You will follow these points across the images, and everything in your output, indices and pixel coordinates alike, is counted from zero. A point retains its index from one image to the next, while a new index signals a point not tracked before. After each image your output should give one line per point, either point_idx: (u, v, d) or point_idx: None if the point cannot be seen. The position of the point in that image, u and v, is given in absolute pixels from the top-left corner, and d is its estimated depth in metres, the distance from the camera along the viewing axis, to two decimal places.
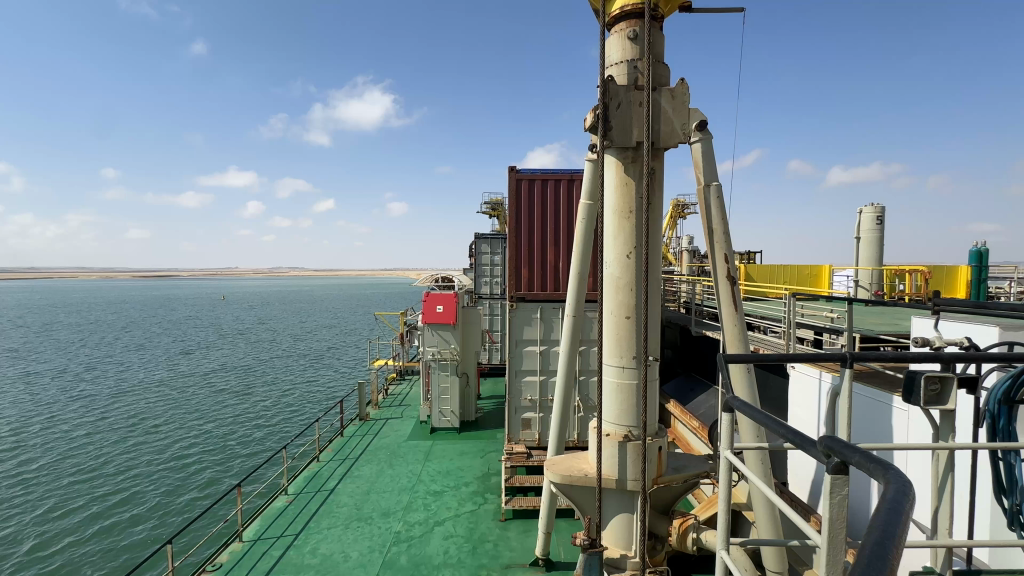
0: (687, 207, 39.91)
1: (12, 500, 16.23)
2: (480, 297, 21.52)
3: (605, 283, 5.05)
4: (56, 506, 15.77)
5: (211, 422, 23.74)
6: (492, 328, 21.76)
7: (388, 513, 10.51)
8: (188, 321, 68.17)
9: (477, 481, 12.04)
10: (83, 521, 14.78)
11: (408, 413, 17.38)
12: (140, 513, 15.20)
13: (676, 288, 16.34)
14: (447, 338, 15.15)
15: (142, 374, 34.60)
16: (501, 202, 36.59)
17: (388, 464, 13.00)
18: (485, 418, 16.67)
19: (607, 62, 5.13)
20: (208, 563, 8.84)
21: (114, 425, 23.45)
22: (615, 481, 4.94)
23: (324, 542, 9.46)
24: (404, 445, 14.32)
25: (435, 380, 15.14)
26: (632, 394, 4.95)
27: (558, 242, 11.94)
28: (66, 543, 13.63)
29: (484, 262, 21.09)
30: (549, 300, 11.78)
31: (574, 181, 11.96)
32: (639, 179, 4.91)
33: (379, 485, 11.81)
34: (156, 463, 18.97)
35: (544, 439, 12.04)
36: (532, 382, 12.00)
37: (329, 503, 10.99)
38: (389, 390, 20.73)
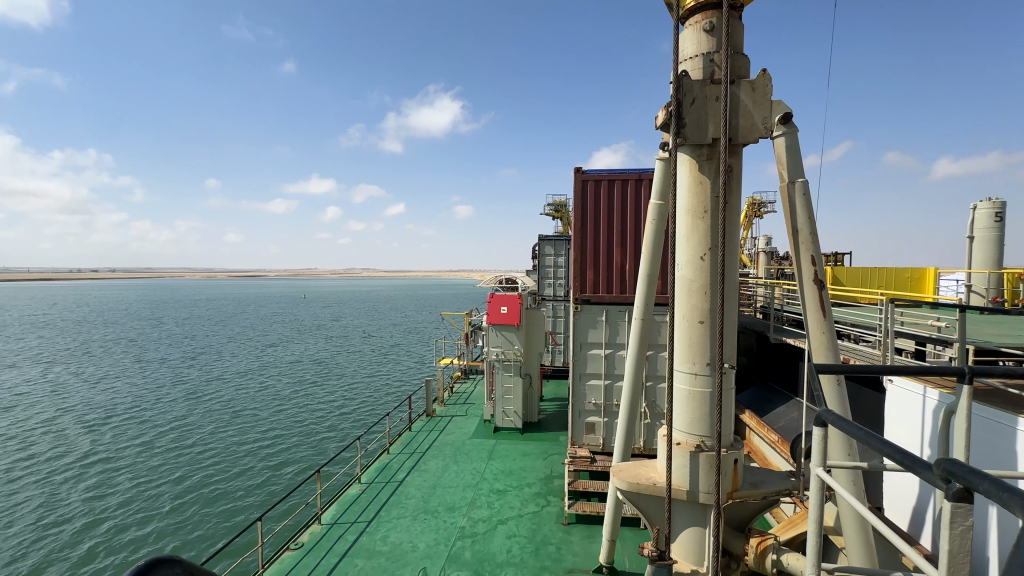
0: (765, 206, 37.37)
1: (134, 466, 18.77)
2: (543, 299, 21.55)
3: (676, 286, 4.86)
4: (170, 477, 17.90)
5: (293, 409, 25.77)
6: (556, 330, 21.60)
7: (454, 508, 10.80)
8: (274, 318, 74.05)
9: (540, 482, 12.03)
10: (189, 494, 16.52)
11: (472, 412, 17.75)
12: (234, 489, 16.82)
13: (752, 291, 15.39)
14: (511, 339, 15.27)
15: (236, 363, 38.33)
16: (565, 203, 36.28)
17: (454, 460, 13.34)
18: (548, 420, 16.66)
19: (680, 57, 4.91)
20: (292, 542, 9.58)
21: (214, 407, 26.23)
22: (685, 491, 4.72)
23: (393, 531, 9.91)
24: (469, 442, 14.64)
25: (499, 380, 15.34)
26: (706, 403, 4.72)
27: (624, 244, 11.67)
28: (175, 511, 15.34)
29: (547, 264, 21.10)
30: (615, 303, 11.54)
31: (642, 181, 11.65)
32: (715, 177, 4.65)
33: (445, 480, 12.18)
34: (247, 443, 20.98)
35: (609, 444, 11.81)
36: (597, 386, 11.80)
37: (398, 494, 11.49)
38: (454, 388, 21.26)
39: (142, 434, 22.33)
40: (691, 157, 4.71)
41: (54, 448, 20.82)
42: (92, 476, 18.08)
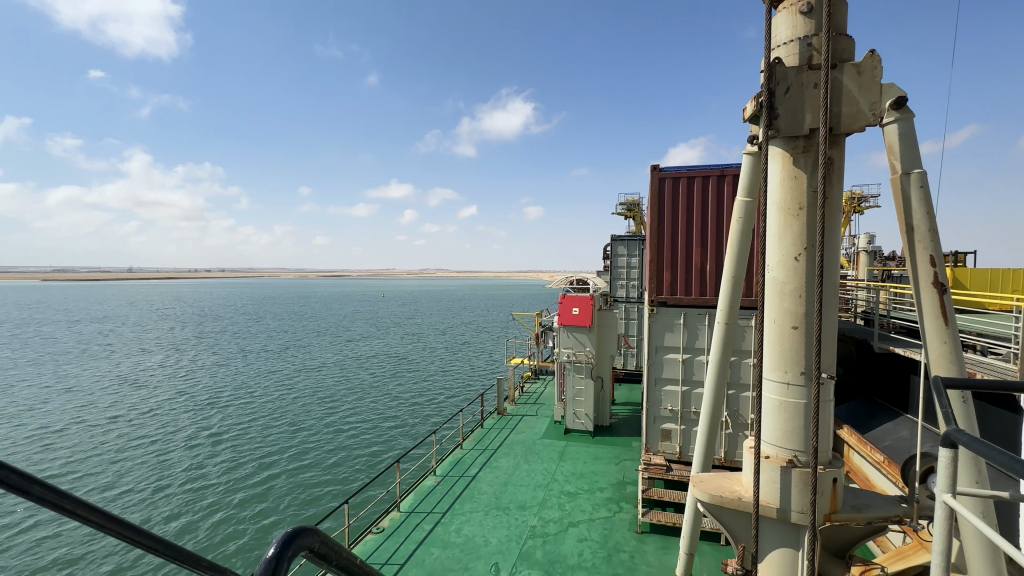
0: (866, 200, 33.73)
1: (241, 446, 20.97)
2: (615, 301, 21.08)
3: (766, 288, 4.54)
4: (270, 456, 19.80)
5: (374, 401, 27.36)
6: (629, 333, 21.02)
7: (525, 507, 10.90)
8: (356, 315, 78.88)
9: (612, 488, 11.80)
10: (286, 473, 18.14)
11: (543, 412, 17.78)
12: (325, 472, 18.15)
13: (851, 295, 13.99)
14: (582, 340, 15.11)
15: (325, 357, 41.49)
16: (638, 203, 35.15)
17: (525, 459, 13.46)
18: (620, 424, 16.28)
19: (772, 44, 4.56)
20: (374, 526, 10.18)
21: (307, 396, 28.63)
22: (775, 509, 4.39)
23: (466, 524, 10.21)
24: (539, 442, 14.69)
25: (570, 382, 15.25)
26: (801, 415, 4.35)
27: (705, 244, 11.11)
28: (275, 489, 16.89)
29: (619, 265, 20.74)
30: (693, 306, 11.01)
31: (725, 177, 11.03)
32: (812, 172, 4.27)
33: (516, 478, 12.32)
34: (334, 430, 22.61)
35: (686, 453, 11.28)
36: (673, 392, 11.33)
37: (471, 489, 11.81)
38: (524, 388, 21.46)
39: (248, 417, 24.91)
40: (784, 150, 4.37)
41: (181, 425, 23.83)
42: (209, 452, 20.49)
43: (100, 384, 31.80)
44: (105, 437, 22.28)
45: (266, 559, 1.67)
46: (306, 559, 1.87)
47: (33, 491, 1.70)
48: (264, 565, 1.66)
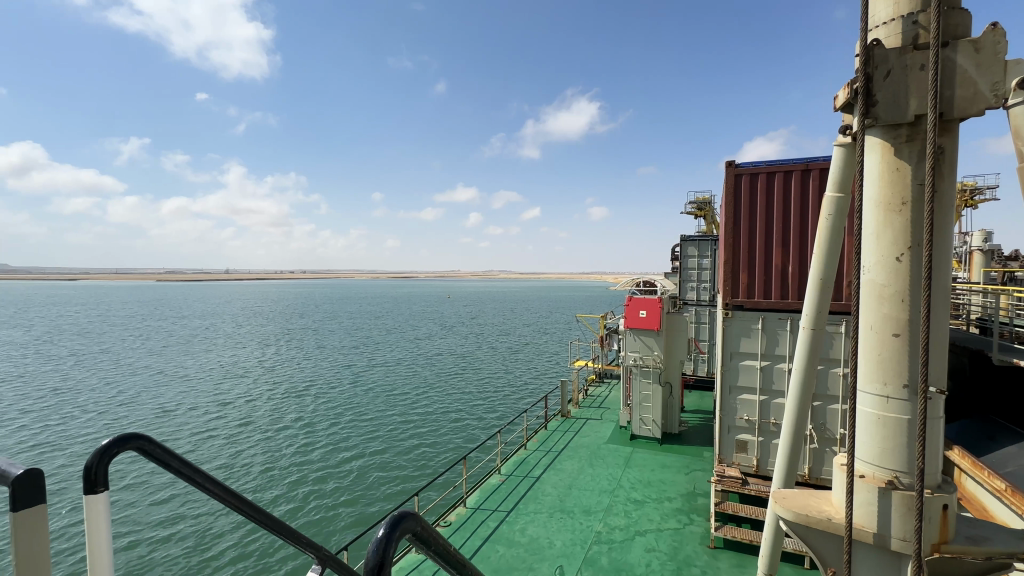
0: (981, 193, 29.79)
1: (320, 434, 22.45)
2: (685, 303, 20.27)
3: (862, 291, 4.15)
4: (345, 446, 21.03)
5: (441, 398, 28.18)
6: (699, 337, 20.08)
7: (590, 512, 10.76)
8: (423, 316, 81.68)
9: (681, 498, 11.33)
10: (359, 463, 19.15)
11: (607, 416, 17.45)
12: (395, 465, 18.98)
13: (962, 299, 12.43)
14: (650, 344, 14.65)
15: (395, 354, 43.44)
16: (710, 201, 33.46)
17: (589, 463, 13.30)
18: (690, 432, 15.59)
19: (869, 25, 4.18)
20: (441, 519, 10.52)
21: (379, 391, 30.12)
22: (871, 534, 4.01)
23: (531, 525, 10.25)
24: (604, 447, 14.44)
25: (636, 387, 14.84)
26: (903, 432, 3.93)
27: (786, 244, 10.37)
28: (350, 477, 17.91)
29: (690, 267, 20.02)
30: (773, 309, 10.31)
31: (810, 171, 10.19)
32: (918, 162, 3.83)
33: (581, 482, 12.20)
34: (404, 425, 23.57)
35: (764, 467, 10.58)
36: (750, 402, 10.66)
37: (535, 489, 11.85)
38: (588, 391, 21.16)
39: (326, 408, 26.65)
40: (884, 140, 3.97)
41: (269, 412, 25.97)
42: (292, 437, 22.16)
43: (203, 374, 35.47)
44: (207, 419, 24.80)
45: (376, 540, 1.76)
46: (410, 542, 1.92)
47: (174, 462, 2.29)
48: (374, 546, 1.75)
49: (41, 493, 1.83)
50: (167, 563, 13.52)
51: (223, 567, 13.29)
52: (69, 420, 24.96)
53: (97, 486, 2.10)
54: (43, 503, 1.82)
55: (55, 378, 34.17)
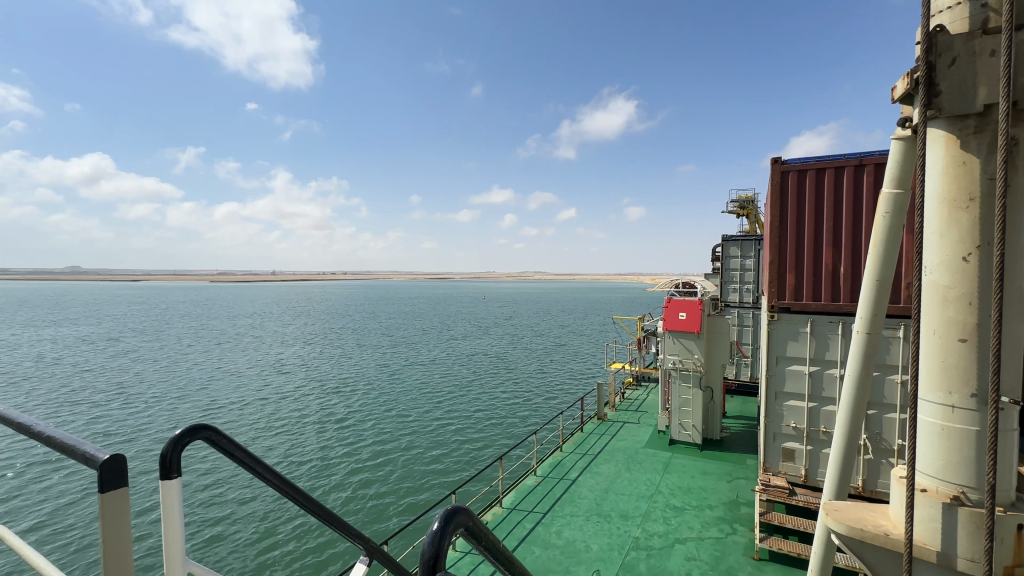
0: None
1: (360, 431, 23.06)
2: (727, 305, 19.64)
3: (924, 293, 3.89)
4: (383, 442, 21.51)
5: (476, 398, 28.34)
6: (742, 340, 19.38)
7: (627, 517, 10.59)
8: (459, 316, 82.64)
9: (723, 507, 10.97)
10: (397, 461, 19.52)
11: (645, 420, 17.12)
12: (432, 464, 19.22)
13: None
14: (690, 347, 14.26)
15: (432, 354, 44.08)
16: (753, 199, 32.18)
17: (627, 468, 13.08)
18: (732, 439, 15.06)
19: (931, 10, 3.91)
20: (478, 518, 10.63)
21: (416, 390, 30.64)
22: (934, 552, 3.76)
23: (567, 527, 10.19)
24: (642, 451, 14.18)
25: (675, 391, 14.48)
26: (970, 445, 3.66)
27: (837, 244, 9.86)
28: (388, 475, 18.26)
29: (732, 267, 19.39)
30: (823, 312, 9.84)
31: (865, 166, 9.63)
32: (989, 155, 3.56)
33: (618, 486, 12.02)
34: (440, 424, 23.84)
35: (813, 477, 10.10)
36: (798, 408, 10.20)
37: (571, 492, 11.77)
38: (625, 394, 20.82)
39: (365, 405, 27.38)
40: (948, 132, 3.71)
41: (312, 407, 26.94)
42: (334, 432, 22.88)
43: (252, 370, 37.24)
44: (255, 413, 25.98)
45: (431, 533, 1.70)
46: (462, 537, 1.86)
47: (231, 449, 2.37)
48: (429, 539, 1.68)
49: (127, 478, 1.70)
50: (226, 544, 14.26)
51: (276, 552, 13.84)
52: (133, 410, 26.77)
53: (169, 472, 2.14)
54: (124, 490, 1.69)
55: (120, 372, 36.74)
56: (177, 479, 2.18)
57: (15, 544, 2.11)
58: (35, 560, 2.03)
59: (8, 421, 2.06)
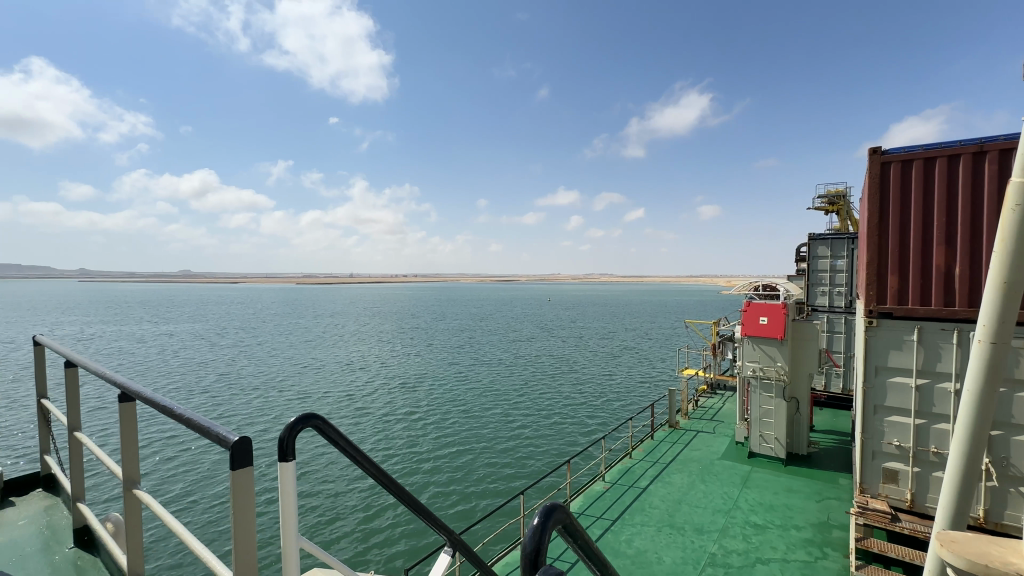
0: None
1: (430, 427, 23.87)
2: (814, 310, 18.14)
3: None
4: (452, 439, 22.10)
5: (542, 400, 28.26)
6: (832, 347, 17.79)
7: (703, 531, 10.09)
8: (525, 317, 83.15)
9: (812, 528, 10.12)
10: (465, 458, 19.94)
11: (721, 430, 16.22)
12: (498, 462, 19.42)
13: None
14: (772, 354, 13.32)
15: (498, 354, 44.69)
16: (845, 193, 29.35)
17: (701, 479, 12.47)
18: (821, 455, 13.84)
19: None
20: None
21: (483, 389, 31.18)
22: None
23: (637, 537, 9.91)
24: (718, 463, 13.45)
25: (755, 400, 13.59)
26: None
27: (951, 241, 8.78)
28: (456, 471, 18.69)
29: (821, 268, 17.88)
30: (934, 318, 8.78)
31: (986, 153, 8.46)
32: None
33: (691, 498, 11.50)
34: (506, 423, 24.04)
35: (921, 503, 9.01)
36: (902, 425, 9.15)
37: (642, 501, 11.42)
38: (699, 402, 19.85)
39: (435, 402, 28.33)
40: None
41: (387, 402, 28.32)
42: (406, 427, 23.87)
43: (333, 366, 39.94)
44: (336, 405, 27.77)
45: (531, 528, 1.72)
46: (560, 534, 1.85)
47: (329, 433, 2.48)
48: (530, 533, 1.70)
49: (250, 458, 1.87)
50: (331, 522, 15.18)
51: (361, 533, 14.65)
52: (233, 398, 29.71)
53: (285, 456, 2.13)
54: (250, 468, 1.88)
55: (223, 365, 40.89)
56: (294, 462, 2.11)
57: (158, 512, 2.39)
58: (176, 526, 2.31)
59: (152, 403, 2.38)
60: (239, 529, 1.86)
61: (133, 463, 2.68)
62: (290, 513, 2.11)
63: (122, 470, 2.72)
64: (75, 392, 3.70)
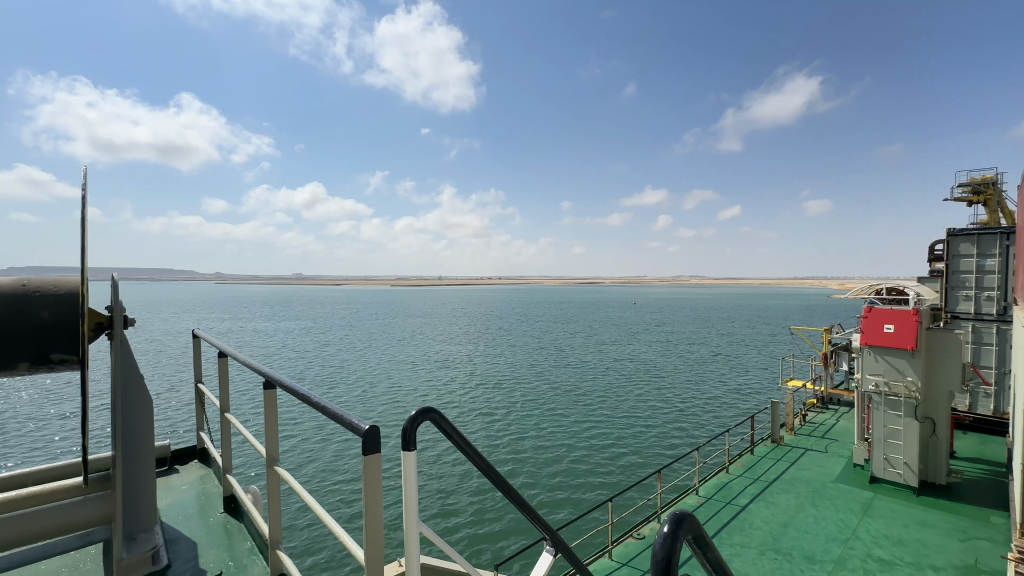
0: None
1: (515, 426, 24.18)
2: (954, 316, 15.76)
3: None
4: (538, 440, 22.19)
5: (629, 405, 27.33)
6: (980, 360, 15.27)
7: (814, 559, 9.15)
8: (609, 320, 81.25)
9: (953, 572, 8.71)
10: (552, 460, 19.90)
11: (835, 450, 14.55)
12: (585, 467, 19.10)
13: None
14: (900, 367, 11.72)
15: (583, 357, 44.13)
16: (995, 179, 24.85)
17: (811, 502, 11.28)
18: (965, 487, 11.84)
19: None
20: (635, 532, 10.59)
21: (568, 392, 30.89)
22: None
23: (736, 558, 9.27)
24: (833, 486, 12.09)
25: (879, 419, 12.01)
26: None
27: None
28: (543, 472, 18.71)
29: (963, 268, 15.40)
30: None
31: None
32: None
33: (800, 522, 10.45)
34: (592, 428, 23.57)
35: None
36: None
37: (741, 520, 10.63)
38: (807, 417, 17.96)
39: (520, 402, 28.66)
40: None
41: (474, 400, 29.21)
42: (492, 425, 24.42)
43: (424, 364, 42.08)
44: (426, 401, 29.22)
45: (661, 536, 1.66)
46: (690, 545, 1.77)
47: (445, 427, 2.57)
48: (660, 543, 1.64)
49: (379, 446, 2.04)
50: (447, 505, 16.28)
51: (453, 522, 15.26)
52: (338, 389, 32.53)
53: (408, 445, 2.23)
54: (378, 456, 2.05)
55: (329, 359, 44.91)
56: (416, 452, 2.22)
57: (297, 490, 2.68)
58: (313, 504, 2.59)
59: (290, 389, 2.70)
60: (369, 508, 2.04)
61: (272, 444, 3.04)
62: (413, 501, 2.21)
63: (265, 449, 3.09)
64: (226, 378, 4.28)
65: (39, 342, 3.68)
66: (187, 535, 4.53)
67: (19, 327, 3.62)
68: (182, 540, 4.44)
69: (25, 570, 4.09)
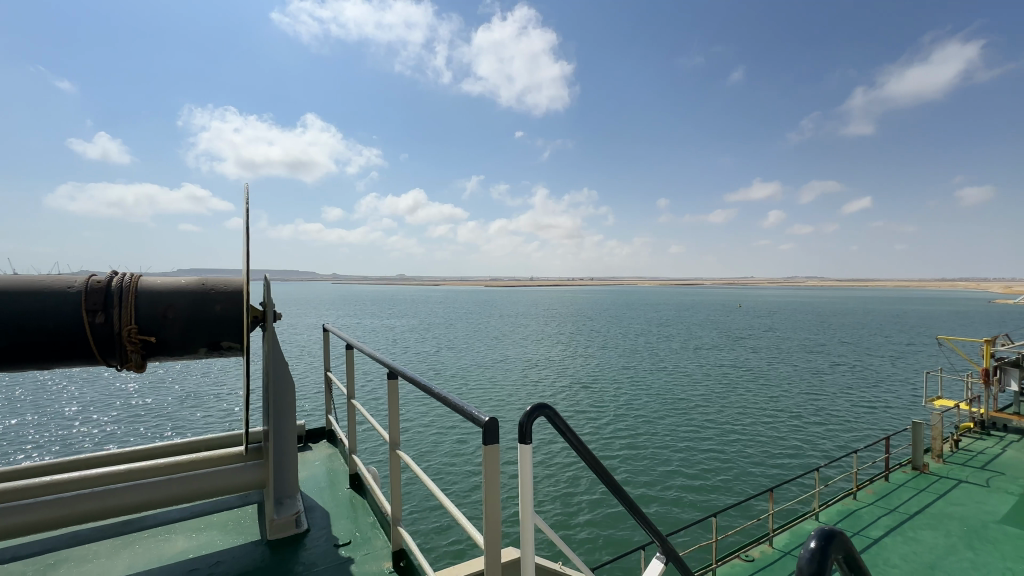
0: None
1: (610, 428, 23.72)
2: None
3: None
4: (635, 443, 21.53)
5: (735, 414, 25.35)
6: None
7: None
8: (710, 324, 75.88)
9: None
10: (651, 464, 19.18)
11: (1000, 484, 12.19)
12: (686, 474, 18.15)
13: None
14: None
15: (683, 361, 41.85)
16: None
17: (967, 544, 9.58)
18: None
19: None
20: (742, 552, 9.84)
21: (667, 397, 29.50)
22: None
23: None
24: (997, 528, 10.15)
25: None
26: None
27: None
28: (640, 476, 18.14)
29: None
30: None
31: None
32: None
33: (952, 566, 8.92)
34: (694, 435, 22.30)
35: None
36: None
37: (873, 554, 9.36)
38: (960, 443, 15.25)
39: (614, 405, 28.02)
40: None
41: (568, 400, 29.12)
42: (586, 425, 24.20)
43: (517, 363, 42.85)
44: (519, 398, 29.74)
45: (806, 551, 1.56)
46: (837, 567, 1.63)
47: (559, 423, 2.61)
48: (805, 558, 1.54)
49: (497, 437, 2.15)
50: (543, 501, 16.47)
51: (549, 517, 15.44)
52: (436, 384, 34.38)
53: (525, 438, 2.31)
54: (496, 447, 2.17)
55: (428, 355, 47.68)
56: (532, 445, 2.29)
57: (419, 473, 2.93)
58: (433, 486, 2.80)
59: (413, 379, 2.96)
60: (488, 496, 2.16)
61: (395, 429, 3.33)
62: (529, 492, 2.28)
63: (388, 434, 3.38)
64: (353, 367, 4.75)
65: (216, 331, 4.43)
66: (321, 505, 5.12)
67: (202, 318, 4.37)
68: (316, 509, 5.05)
69: (201, 520, 4.94)
